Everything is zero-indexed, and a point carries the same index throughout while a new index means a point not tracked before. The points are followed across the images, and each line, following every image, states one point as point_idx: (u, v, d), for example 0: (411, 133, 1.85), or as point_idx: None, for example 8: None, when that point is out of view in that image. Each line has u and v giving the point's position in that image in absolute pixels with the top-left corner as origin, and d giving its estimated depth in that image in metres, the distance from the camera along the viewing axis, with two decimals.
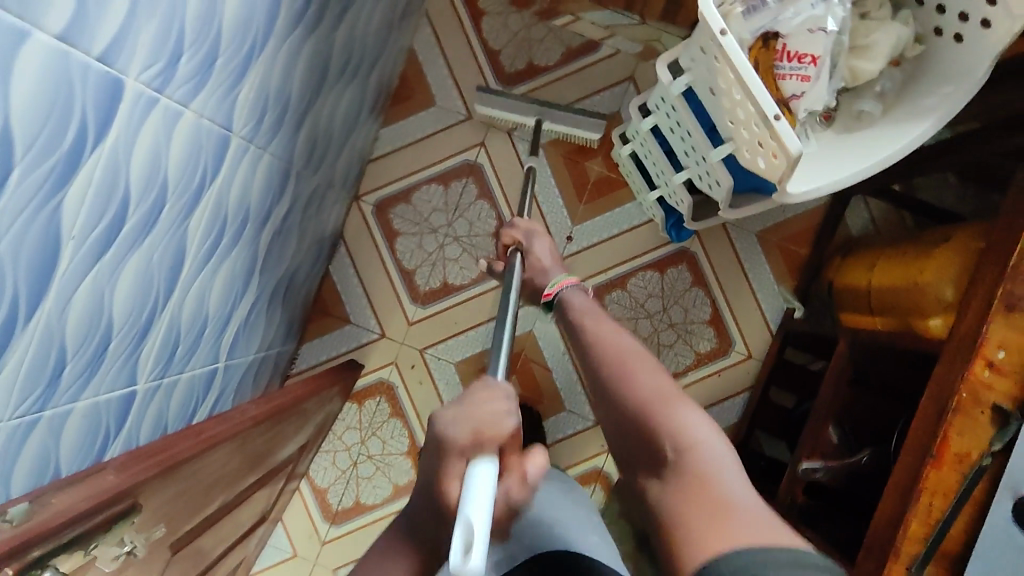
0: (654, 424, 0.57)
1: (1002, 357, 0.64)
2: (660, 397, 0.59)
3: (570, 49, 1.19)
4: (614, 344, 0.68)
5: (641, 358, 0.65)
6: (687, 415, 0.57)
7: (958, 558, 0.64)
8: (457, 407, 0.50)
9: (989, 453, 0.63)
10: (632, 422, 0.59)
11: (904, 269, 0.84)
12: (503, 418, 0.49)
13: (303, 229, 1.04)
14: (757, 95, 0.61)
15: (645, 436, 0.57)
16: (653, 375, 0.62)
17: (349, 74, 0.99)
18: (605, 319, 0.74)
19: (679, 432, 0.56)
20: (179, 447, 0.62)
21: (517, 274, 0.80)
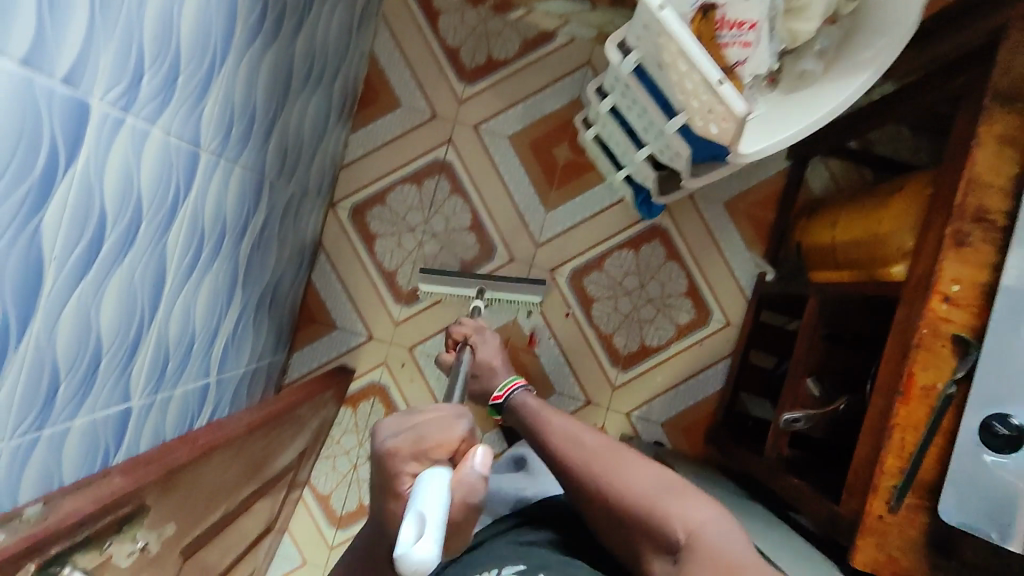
0: (658, 518, 0.57)
1: (957, 290, 0.67)
2: (652, 489, 0.60)
3: (527, 40, 1.22)
4: (583, 441, 0.67)
5: (615, 451, 0.65)
6: (684, 503, 0.58)
7: (934, 486, 0.67)
8: (404, 416, 0.52)
9: (953, 381, 0.66)
10: (634, 521, 0.59)
11: (865, 225, 0.89)
12: (450, 424, 0.50)
13: (281, 240, 1.05)
14: (699, 63, 0.64)
15: (651, 533, 0.57)
16: (636, 469, 0.63)
17: (312, 83, 1.01)
18: (563, 412, 0.74)
19: (683, 519, 0.56)
20: (175, 455, 0.63)
21: (466, 371, 0.82)
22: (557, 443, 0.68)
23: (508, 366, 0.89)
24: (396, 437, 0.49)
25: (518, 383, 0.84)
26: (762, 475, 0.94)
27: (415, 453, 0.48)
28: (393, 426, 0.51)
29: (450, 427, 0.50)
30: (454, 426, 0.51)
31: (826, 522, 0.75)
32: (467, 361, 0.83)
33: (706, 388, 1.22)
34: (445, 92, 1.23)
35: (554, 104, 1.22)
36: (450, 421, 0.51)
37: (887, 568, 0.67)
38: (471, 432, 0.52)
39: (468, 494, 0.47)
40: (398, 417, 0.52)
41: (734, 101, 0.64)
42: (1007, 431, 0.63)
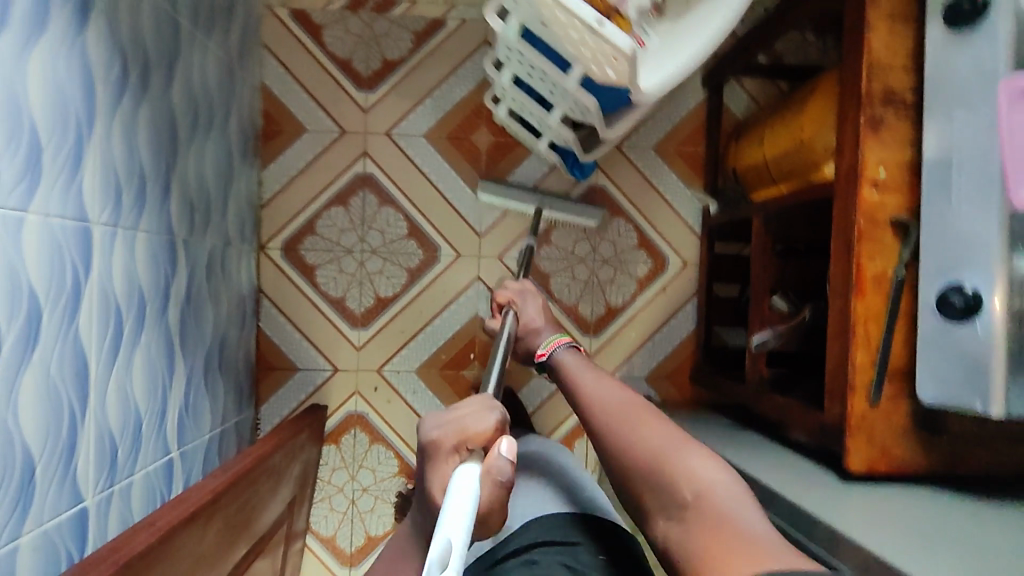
0: (667, 474, 0.54)
1: (884, 175, 0.66)
2: (665, 445, 0.57)
3: (417, 33, 1.19)
4: (612, 397, 0.67)
5: (643, 410, 0.63)
6: (695, 459, 0.54)
7: (909, 372, 0.66)
8: (442, 413, 0.58)
9: (902, 265, 0.65)
10: (644, 475, 0.56)
11: (789, 132, 0.90)
12: (484, 415, 0.56)
13: (214, 294, 1.01)
14: (575, 9, 0.62)
15: (657, 492, 0.54)
16: (657, 425, 0.60)
17: (203, 129, 0.97)
18: (600, 373, 0.74)
19: (692, 477, 0.53)
20: (136, 541, 0.59)
21: (505, 344, 0.83)
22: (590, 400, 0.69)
23: (553, 323, 0.92)
24: (440, 430, 0.56)
25: (563, 341, 0.85)
26: (747, 402, 0.93)
27: (455, 444, 0.55)
28: (434, 419, 0.57)
29: (485, 416, 0.56)
30: (487, 416, 0.56)
31: (817, 433, 0.74)
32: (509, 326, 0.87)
33: (682, 332, 1.21)
34: (348, 106, 1.19)
35: (461, 90, 1.19)
36: (484, 411, 0.57)
37: (883, 464, 0.66)
38: (504, 420, 0.57)
39: (496, 477, 0.53)
40: (437, 414, 0.59)
41: (620, 36, 0.63)
42: (962, 299, 0.61)
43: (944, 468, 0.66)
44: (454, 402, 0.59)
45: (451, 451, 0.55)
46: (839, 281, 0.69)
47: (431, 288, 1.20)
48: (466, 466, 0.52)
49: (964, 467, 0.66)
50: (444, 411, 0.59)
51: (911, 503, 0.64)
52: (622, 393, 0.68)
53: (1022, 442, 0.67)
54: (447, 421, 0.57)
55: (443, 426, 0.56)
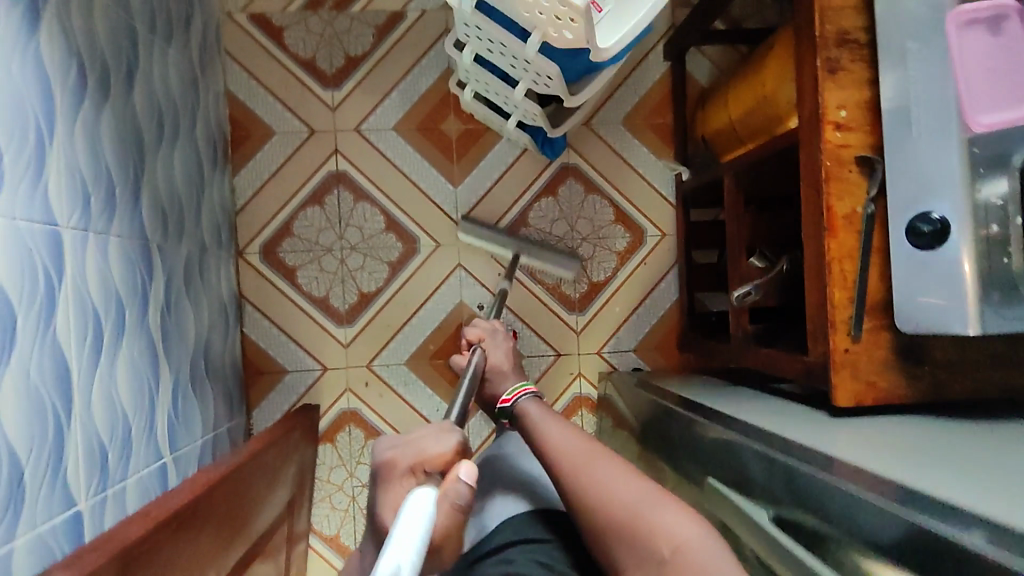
0: (643, 534, 0.56)
1: (845, 115, 0.68)
2: (635, 501, 0.59)
3: (379, 27, 1.19)
4: (574, 446, 0.68)
5: (608, 460, 0.64)
6: (666, 513, 0.56)
7: (887, 304, 0.67)
8: (399, 436, 0.65)
9: (869, 201, 0.67)
10: (620, 535, 0.58)
11: (752, 91, 0.91)
12: (444, 438, 0.63)
13: (195, 300, 1.00)
14: None
15: (635, 547, 0.56)
16: (623, 478, 0.61)
17: (170, 135, 0.96)
18: (558, 418, 0.75)
19: (668, 532, 0.55)
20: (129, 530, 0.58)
21: (469, 382, 0.83)
22: (551, 449, 0.69)
23: (518, 370, 0.92)
24: (396, 449, 0.63)
25: (527, 389, 0.83)
26: (734, 358, 0.94)
27: (410, 466, 0.61)
28: (391, 440, 0.64)
29: (443, 437, 0.63)
30: (445, 438, 0.63)
31: (803, 376, 0.75)
32: (475, 364, 0.86)
33: (666, 301, 1.22)
34: (315, 105, 1.19)
35: (427, 80, 1.20)
36: (445, 433, 0.64)
37: (871, 396, 0.67)
38: (464, 444, 0.64)
39: (454, 500, 0.58)
40: (395, 436, 0.66)
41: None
42: (930, 226, 0.62)
43: (929, 394, 0.67)
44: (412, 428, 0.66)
45: (410, 469, 0.61)
46: (811, 224, 0.70)
47: (413, 279, 1.20)
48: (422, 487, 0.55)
49: (948, 392, 0.67)
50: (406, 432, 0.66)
51: (897, 430, 0.65)
52: (585, 440, 0.68)
53: (1004, 364, 0.67)
54: (406, 442, 0.64)
55: (402, 446, 0.63)
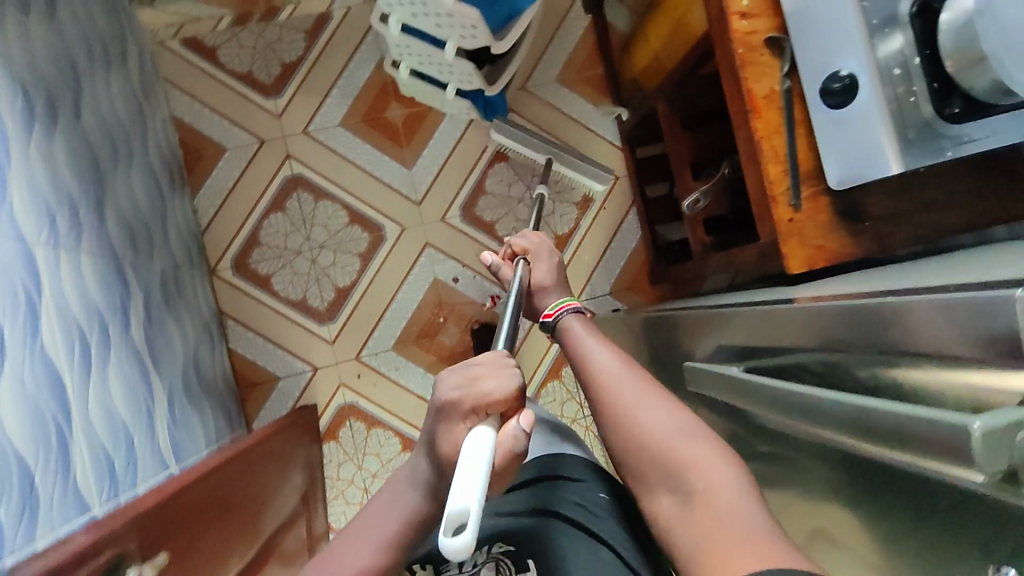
0: (673, 465, 0.55)
1: (747, 4, 0.72)
2: (670, 429, 0.57)
3: (308, 30, 1.22)
4: (616, 372, 0.65)
5: (649, 394, 0.61)
6: (695, 448, 0.55)
7: (819, 171, 0.72)
8: (456, 370, 0.56)
9: (784, 77, 0.71)
10: (647, 465, 0.58)
11: (667, 17, 0.98)
12: (506, 377, 0.55)
13: (176, 317, 1.02)
14: None
15: (667, 478, 0.55)
16: (661, 409, 0.59)
17: (125, 160, 0.97)
18: (604, 339, 0.72)
19: (700, 471, 0.53)
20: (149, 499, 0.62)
21: (512, 300, 0.77)
22: (594, 372, 0.66)
23: (561, 286, 0.90)
24: (458, 391, 0.54)
25: (570, 304, 0.79)
26: (698, 270, 1.00)
27: (472, 408, 0.54)
28: (452, 377, 0.55)
29: (509, 379, 0.55)
30: (508, 378, 0.55)
31: (758, 259, 0.80)
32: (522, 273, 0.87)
33: (630, 240, 1.27)
34: (260, 116, 1.22)
35: (365, 72, 1.23)
36: (503, 371, 0.56)
37: (822, 259, 0.72)
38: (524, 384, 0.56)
39: (512, 447, 0.55)
40: (454, 368, 0.56)
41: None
42: (840, 83, 0.66)
43: (874, 247, 0.72)
44: (469, 357, 0.57)
45: (466, 416, 0.54)
46: (737, 112, 0.74)
47: (386, 264, 1.23)
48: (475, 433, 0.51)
49: (893, 242, 0.72)
50: (464, 369, 0.56)
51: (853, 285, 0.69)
52: (630, 368, 0.65)
53: (936, 207, 0.73)
54: (469, 385, 0.54)
55: (462, 382, 0.55)
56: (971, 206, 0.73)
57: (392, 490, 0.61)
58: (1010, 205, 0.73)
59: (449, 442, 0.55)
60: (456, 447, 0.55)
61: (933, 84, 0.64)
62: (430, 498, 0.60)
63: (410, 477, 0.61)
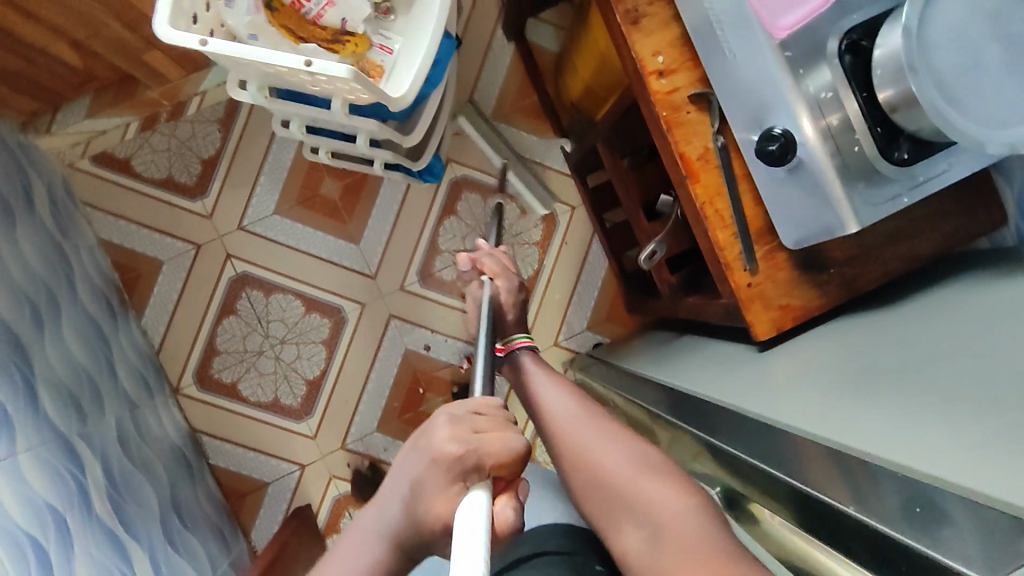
0: (637, 506, 0.50)
1: (663, 60, 0.67)
2: (633, 463, 0.53)
3: (221, 120, 1.15)
4: (571, 412, 0.60)
5: (605, 429, 0.57)
6: (655, 484, 0.51)
7: (768, 227, 0.67)
8: (454, 416, 0.46)
9: (716, 133, 0.66)
10: (610, 513, 0.52)
11: (592, 48, 0.93)
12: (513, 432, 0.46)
13: (142, 462, 0.97)
14: (276, 61, 0.57)
15: (632, 515, 0.50)
16: (618, 444, 0.55)
17: (50, 317, 0.91)
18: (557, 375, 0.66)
19: (667, 507, 0.49)
20: None
21: (487, 312, 0.68)
22: (548, 414, 0.61)
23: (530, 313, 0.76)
24: (458, 444, 0.45)
25: (523, 341, 0.71)
26: (670, 310, 0.95)
27: (475, 461, 0.44)
28: (450, 427, 0.46)
29: (518, 434, 0.46)
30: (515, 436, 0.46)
31: (726, 315, 0.75)
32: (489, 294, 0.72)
33: (599, 268, 1.22)
34: (190, 220, 1.16)
35: (289, 153, 1.17)
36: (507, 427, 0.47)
37: (788, 319, 0.67)
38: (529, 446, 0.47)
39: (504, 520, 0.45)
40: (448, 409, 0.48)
41: (156, 13, 0.60)
42: (776, 144, 0.60)
43: (843, 292, 0.68)
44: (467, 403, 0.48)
45: (463, 473, 0.44)
46: (672, 176, 0.69)
47: (354, 345, 1.19)
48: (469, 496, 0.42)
49: (860, 285, 0.68)
50: (463, 417, 0.47)
51: (825, 348, 0.65)
52: (586, 404, 0.61)
53: (902, 237, 0.69)
54: (466, 429, 0.46)
55: (459, 423, 0.46)
56: (936, 229, 0.69)
57: (354, 546, 0.47)
58: (973, 221, 0.69)
59: (438, 498, 0.44)
60: (449, 509, 0.43)
61: (876, 129, 0.57)
62: (395, 548, 0.46)
63: (375, 524, 0.47)
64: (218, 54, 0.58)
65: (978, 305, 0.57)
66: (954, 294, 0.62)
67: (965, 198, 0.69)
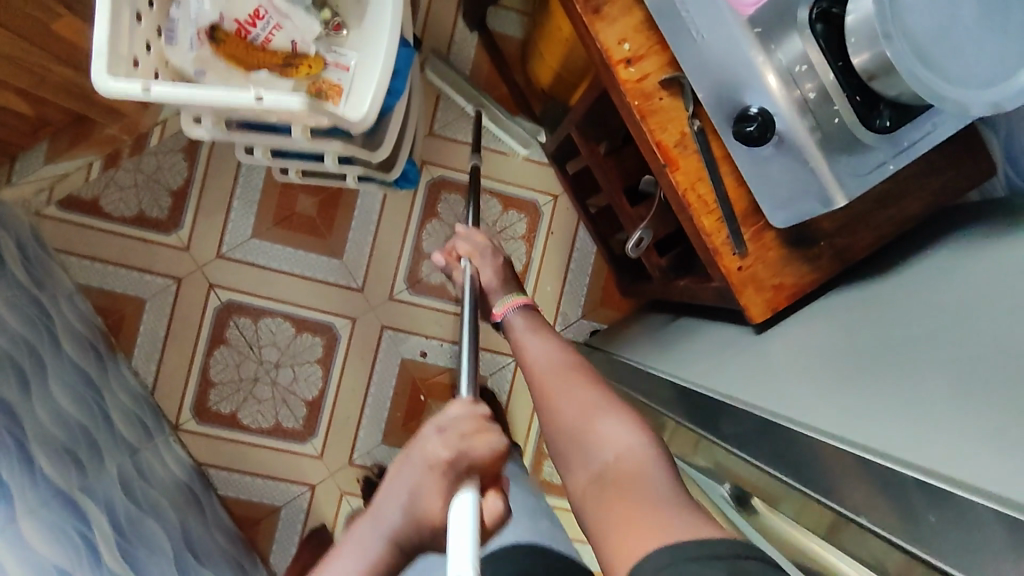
0: (588, 446, 0.50)
1: (630, 47, 0.65)
2: (591, 406, 0.53)
3: (186, 148, 1.12)
4: (549, 363, 0.60)
5: (574, 376, 0.57)
6: (611, 426, 0.50)
7: (754, 208, 0.65)
8: (439, 428, 0.47)
9: (692, 118, 0.64)
10: (568, 457, 0.51)
11: (557, 31, 0.90)
12: (496, 435, 0.47)
13: (149, 505, 0.96)
14: (224, 100, 0.57)
15: (581, 453, 0.50)
16: (583, 389, 0.55)
17: (35, 375, 0.89)
18: (544, 329, 0.66)
19: (613, 445, 0.48)
20: None
21: (469, 289, 0.68)
22: (527, 364, 0.62)
23: (509, 283, 0.75)
24: (448, 450, 0.46)
25: (517, 300, 0.70)
26: (663, 294, 0.94)
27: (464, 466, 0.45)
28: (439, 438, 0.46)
29: (501, 436, 0.47)
30: (497, 438, 0.47)
31: (719, 299, 0.74)
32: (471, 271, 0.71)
33: (587, 255, 1.21)
34: (167, 253, 1.13)
35: (260, 175, 1.14)
36: (489, 429, 0.48)
37: (783, 298, 0.66)
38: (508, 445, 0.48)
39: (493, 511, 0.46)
40: (432, 419, 0.48)
41: (93, 67, 0.58)
42: (754, 124, 0.59)
43: (836, 264, 0.66)
44: (449, 412, 0.48)
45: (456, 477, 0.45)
46: (650, 166, 0.67)
47: (349, 361, 1.17)
48: (461, 496, 0.43)
49: (853, 255, 0.67)
50: (447, 424, 0.47)
51: (826, 325, 0.63)
52: (567, 360, 0.60)
53: (892, 200, 0.67)
54: (455, 435, 0.46)
55: (446, 431, 0.47)
56: (925, 188, 0.67)
57: (347, 549, 0.47)
58: (963, 175, 0.67)
59: (433, 501, 0.45)
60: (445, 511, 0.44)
61: (855, 98, 0.56)
62: (395, 548, 0.46)
63: (373, 527, 0.47)
64: (164, 100, 0.58)
65: (976, 267, 0.56)
66: (952, 256, 0.60)
67: (951, 153, 0.67)
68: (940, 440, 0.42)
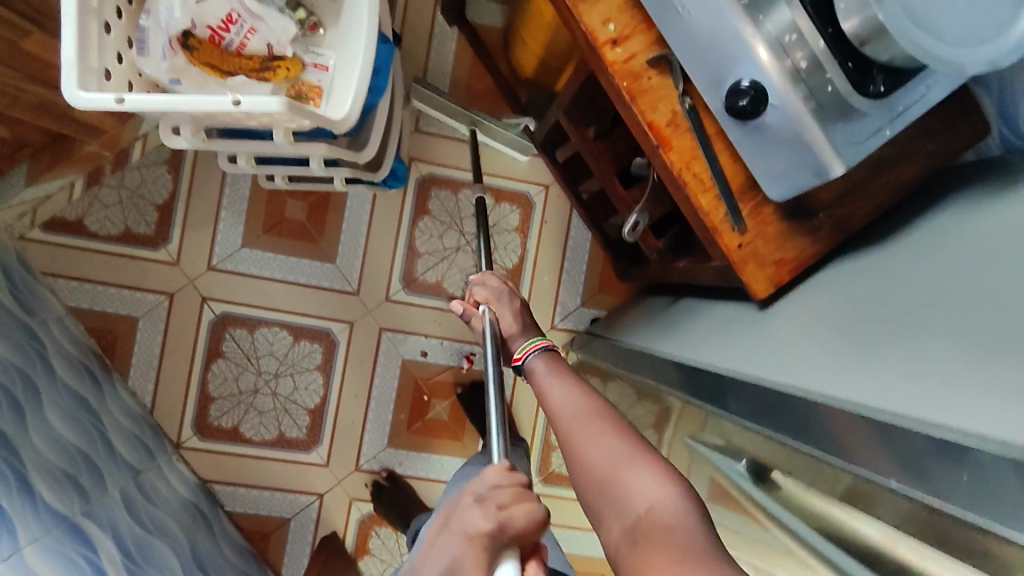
0: (615, 498, 0.49)
1: (615, 28, 0.63)
2: (614, 454, 0.52)
3: (169, 161, 1.11)
4: (570, 409, 0.59)
5: (596, 421, 0.56)
6: (642, 478, 0.48)
7: (750, 182, 0.64)
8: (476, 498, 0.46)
9: (682, 95, 0.63)
10: (597, 509, 0.50)
11: (539, 18, 0.89)
12: (533, 504, 0.46)
13: (157, 526, 0.95)
14: (202, 105, 0.55)
15: (609, 506, 0.49)
16: (605, 436, 0.54)
17: (31, 402, 0.87)
18: (563, 371, 0.65)
19: (641, 496, 0.47)
20: None
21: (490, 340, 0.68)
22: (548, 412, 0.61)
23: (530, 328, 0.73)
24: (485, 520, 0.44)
25: (539, 343, 0.69)
26: (662, 277, 0.93)
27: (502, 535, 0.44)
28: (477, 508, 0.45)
29: (540, 504, 0.47)
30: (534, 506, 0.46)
31: (719, 277, 0.73)
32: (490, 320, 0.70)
33: (581, 243, 1.20)
34: (157, 270, 1.11)
35: (245, 183, 1.13)
36: (526, 498, 0.47)
37: (784, 273, 0.65)
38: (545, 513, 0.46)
39: None
40: (467, 488, 0.48)
41: (64, 79, 0.57)
42: (746, 97, 0.57)
43: (836, 234, 0.65)
44: (484, 480, 0.48)
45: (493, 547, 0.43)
46: (642, 148, 0.66)
47: (350, 366, 1.16)
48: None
49: (853, 223, 0.66)
50: (487, 494, 0.46)
51: (829, 295, 0.62)
52: (585, 403, 0.59)
53: (888, 166, 0.66)
54: (493, 506, 0.45)
55: (486, 503, 0.46)
56: (922, 150, 0.66)
57: None
58: (959, 135, 0.66)
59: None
60: None
61: (847, 65, 0.55)
62: None
63: None
64: (138, 109, 0.55)
65: (978, 226, 0.55)
66: (951, 217, 0.59)
67: (946, 114, 0.66)
68: (956, 402, 0.41)
